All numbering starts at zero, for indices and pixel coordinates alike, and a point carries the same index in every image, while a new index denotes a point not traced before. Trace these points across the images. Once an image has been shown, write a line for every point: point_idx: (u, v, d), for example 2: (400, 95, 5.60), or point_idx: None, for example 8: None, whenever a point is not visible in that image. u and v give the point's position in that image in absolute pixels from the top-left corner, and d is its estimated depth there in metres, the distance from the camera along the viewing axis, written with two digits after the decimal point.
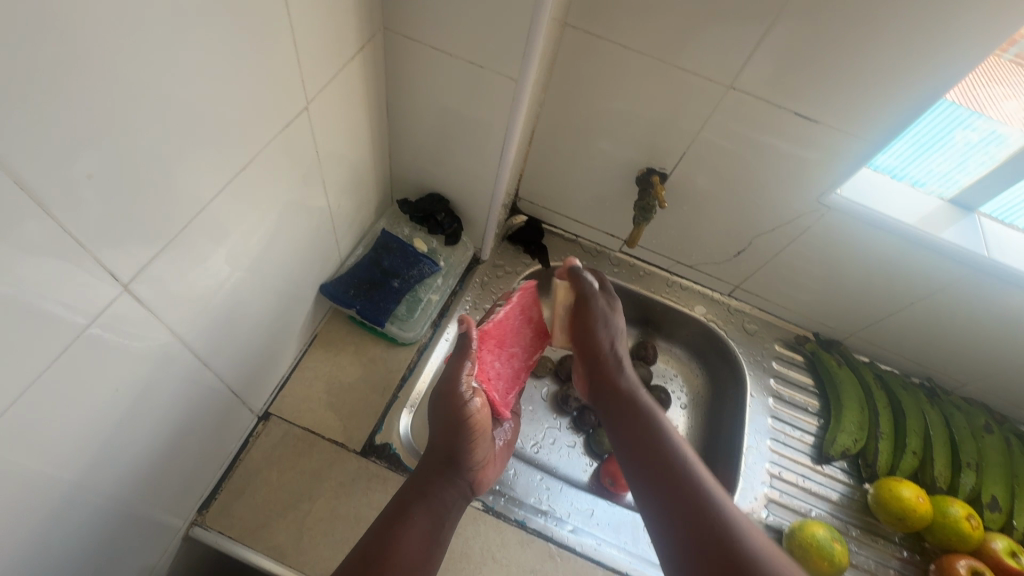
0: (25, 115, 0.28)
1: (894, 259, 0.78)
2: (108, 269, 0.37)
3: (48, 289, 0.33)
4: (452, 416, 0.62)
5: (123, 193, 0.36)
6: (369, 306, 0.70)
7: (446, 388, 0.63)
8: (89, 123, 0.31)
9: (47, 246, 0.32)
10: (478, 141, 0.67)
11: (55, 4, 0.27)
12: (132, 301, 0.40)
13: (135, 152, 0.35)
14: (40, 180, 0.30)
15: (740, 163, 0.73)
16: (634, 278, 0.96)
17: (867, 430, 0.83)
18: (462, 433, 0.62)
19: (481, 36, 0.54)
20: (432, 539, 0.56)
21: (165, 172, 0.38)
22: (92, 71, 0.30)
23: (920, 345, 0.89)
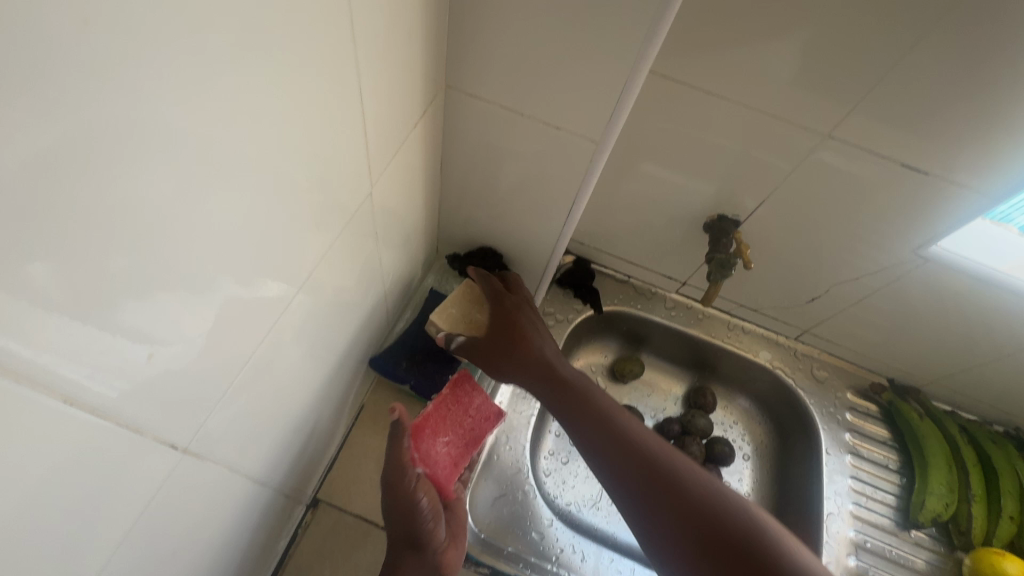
0: (76, 301, 0.22)
1: (994, 312, 0.70)
2: (168, 440, 0.32)
3: (103, 479, 0.28)
4: (401, 501, 0.55)
5: (185, 357, 0.30)
6: (423, 381, 0.63)
7: (392, 476, 0.56)
8: (150, 292, 0.26)
9: (105, 443, 0.27)
10: (543, 199, 0.60)
11: (105, 170, 0.21)
12: (190, 460, 0.35)
13: (199, 302, 0.30)
14: (88, 378, 0.24)
15: (828, 211, 0.66)
16: (693, 321, 0.90)
17: (958, 492, 0.76)
18: (416, 524, 0.54)
19: (561, 97, 0.47)
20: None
21: (229, 311, 0.33)
22: (147, 232, 0.24)
23: (1010, 395, 0.82)
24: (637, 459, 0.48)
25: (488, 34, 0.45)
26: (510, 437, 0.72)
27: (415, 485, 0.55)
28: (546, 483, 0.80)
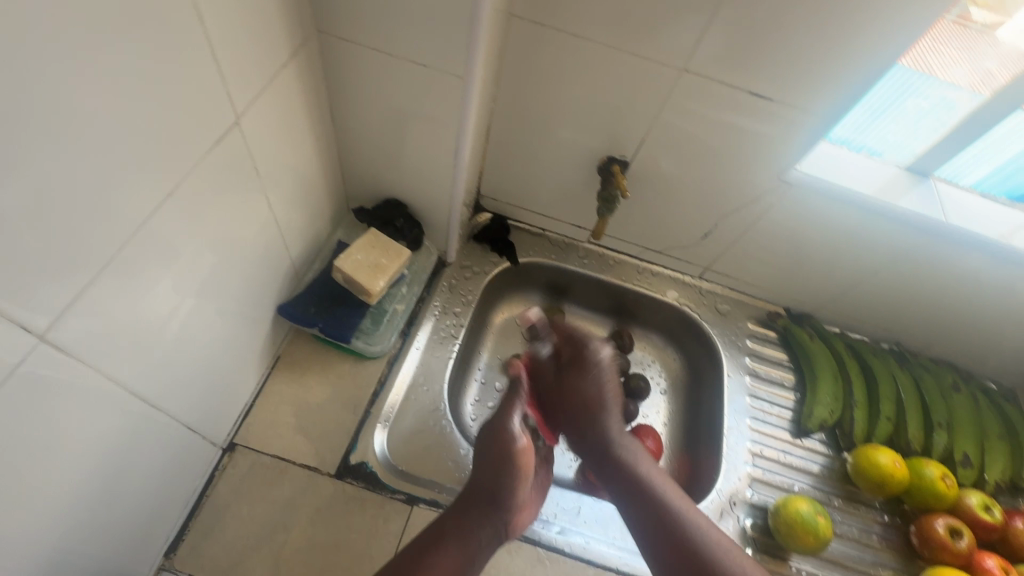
0: None
1: (858, 231, 0.78)
2: (17, 321, 0.33)
3: None
4: (500, 446, 0.63)
5: (30, 236, 0.32)
6: (332, 323, 0.66)
7: (498, 423, 0.65)
8: None
9: None
10: (432, 142, 0.64)
11: None
12: (52, 350, 0.36)
13: (39, 185, 0.31)
14: None
15: (701, 146, 0.72)
16: (605, 268, 0.95)
17: (842, 399, 0.84)
18: (508, 465, 0.61)
19: (423, 36, 0.52)
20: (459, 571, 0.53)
21: (80, 205, 0.35)
22: None
23: (888, 312, 0.91)
24: (665, 528, 0.56)
25: None
26: (426, 379, 0.76)
27: (518, 432, 0.64)
28: (472, 427, 0.84)
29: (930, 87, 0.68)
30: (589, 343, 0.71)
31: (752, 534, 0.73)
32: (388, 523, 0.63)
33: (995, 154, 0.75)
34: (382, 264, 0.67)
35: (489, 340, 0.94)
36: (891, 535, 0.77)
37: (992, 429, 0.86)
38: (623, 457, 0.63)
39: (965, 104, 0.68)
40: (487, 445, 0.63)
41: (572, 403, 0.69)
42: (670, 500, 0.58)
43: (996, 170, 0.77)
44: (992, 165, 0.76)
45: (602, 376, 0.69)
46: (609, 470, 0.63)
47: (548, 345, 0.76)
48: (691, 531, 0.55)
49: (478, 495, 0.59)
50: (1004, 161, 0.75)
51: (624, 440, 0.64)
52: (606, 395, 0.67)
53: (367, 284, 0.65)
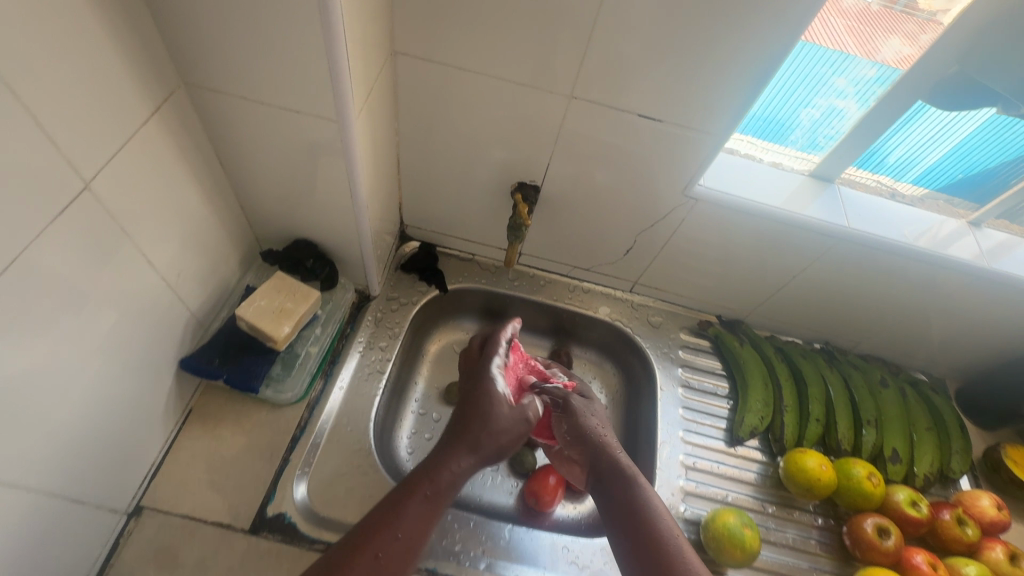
0: None
1: (771, 238, 0.79)
2: None
3: None
4: (471, 396, 0.61)
5: None
6: (237, 373, 0.64)
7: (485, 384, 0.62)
8: None
9: None
10: (328, 183, 0.63)
11: None
12: None
13: None
14: None
15: (606, 167, 0.73)
16: (536, 288, 0.95)
17: (772, 405, 0.85)
18: (486, 420, 0.58)
19: (291, 85, 0.51)
20: (428, 523, 0.51)
21: None
22: None
23: (814, 313, 0.92)
24: (645, 526, 0.58)
25: (194, 29, 0.48)
26: (350, 419, 0.74)
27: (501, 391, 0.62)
28: (408, 462, 0.83)
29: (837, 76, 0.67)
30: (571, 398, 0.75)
31: None
32: None
33: (951, 134, 0.74)
34: (287, 308, 0.66)
35: (424, 369, 0.93)
36: (827, 538, 0.78)
37: (920, 421, 0.87)
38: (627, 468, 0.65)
39: (855, 111, 0.69)
40: (462, 408, 0.60)
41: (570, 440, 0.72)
42: (653, 514, 0.59)
43: (955, 149, 0.76)
44: (949, 145, 0.76)
45: (599, 416, 0.74)
46: (610, 507, 0.62)
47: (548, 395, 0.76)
48: (664, 539, 0.56)
49: (455, 446, 0.56)
50: (961, 140, 0.75)
51: (633, 473, 0.64)
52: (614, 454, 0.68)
53: (271, 329, 0.64)
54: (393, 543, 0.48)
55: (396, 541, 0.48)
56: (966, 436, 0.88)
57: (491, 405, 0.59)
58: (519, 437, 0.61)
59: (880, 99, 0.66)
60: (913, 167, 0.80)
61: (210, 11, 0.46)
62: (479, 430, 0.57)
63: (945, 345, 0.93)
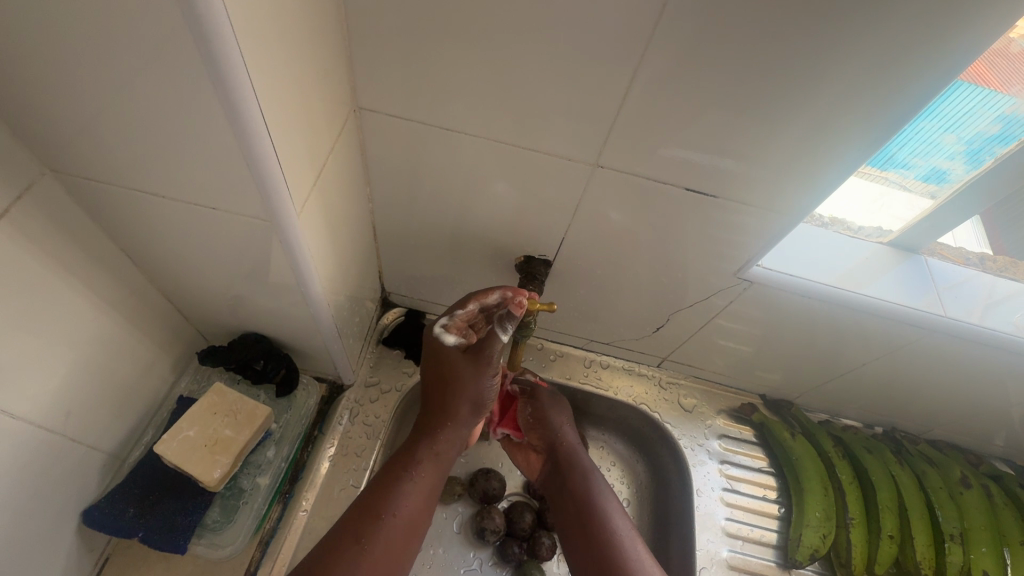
0: None
1: (841, 325, 0.63)
2: None
3: None
4: (444, 372, 0.54)
5: None
6: (157, 529, 0.49)
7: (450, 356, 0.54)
8: None
9: None
10: (273, 280, 0.48)
11: None
12: None
13: None
14: None
15: (636, 242, 0.57)
16: (545, 363, 0.80)
17: (835, 517, 0.70)
18: (453, 382, 0.54)
19: (199, 174, 0.36)
20: (430, 493, 0.53)
21: None
22: None
23: (881, 396, 0.77)
24: (593, 508, 0.61)
25: (45, 105, 0.32)
26: None
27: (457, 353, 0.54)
28: None
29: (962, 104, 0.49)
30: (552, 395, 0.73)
31: None
32: None
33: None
34: (225, 437, 0.51)
35: None
36: None
37: (1011, 532, 0.72)
38: (592, 478, 0.65)
39: (962, 174, 0.53)
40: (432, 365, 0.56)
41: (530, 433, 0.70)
42: (598, 495, 0.63)
43: None
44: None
45: (565, 410, 0.73)
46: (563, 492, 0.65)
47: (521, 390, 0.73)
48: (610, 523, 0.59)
49: (441, 421, 0.55)
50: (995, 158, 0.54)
51: (591, 468, 0.66)
52: (573, 445, 0.69)
53: (202, 473, 0.49)
54: (392, 523, 0.49)
55: (392, 523, 0.49)
56: None
57: (474, 390, 0.54)
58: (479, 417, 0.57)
59: (998, 161, 0.50)
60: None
61: (61, 83, 0.31)
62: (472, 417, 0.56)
63: None
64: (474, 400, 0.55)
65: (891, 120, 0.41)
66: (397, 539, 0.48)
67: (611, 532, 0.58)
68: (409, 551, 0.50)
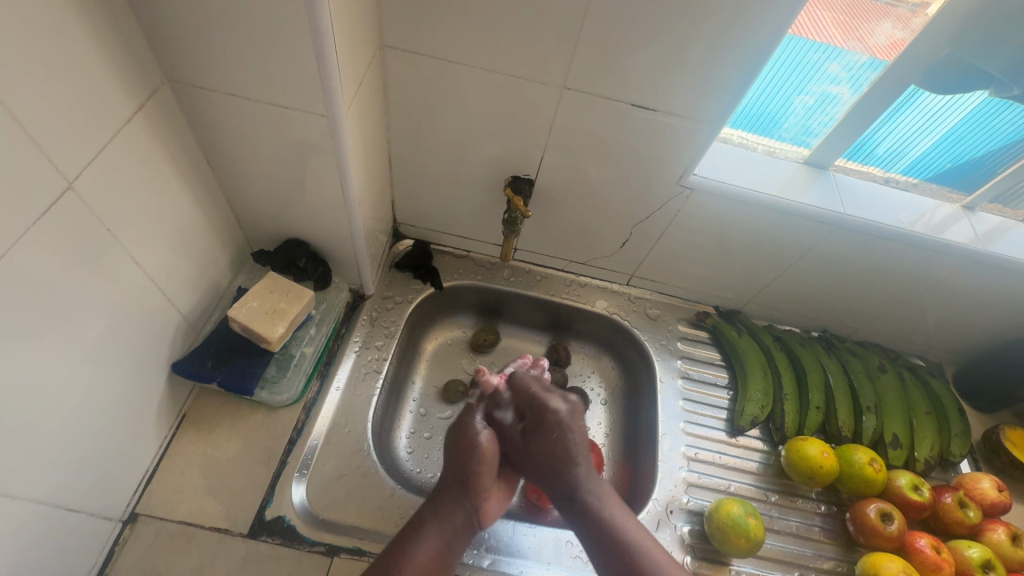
0: None
1: (769, 229, 0.79)
2: None
3: None
4: (460, 474, 0.66)
5: None
6: (231, 376, 0.63)
7: (465, 416, 0.71)
8: None
9: None
10: (319, 181, 0.63)
11: None
12: None
13: None
14: None
15: (601, 159, 0.72)
16: (532, 283, 0.94)
17: (772, 393, 0.85)
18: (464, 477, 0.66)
19: (277, 78, 0.51)
20: (439, 557, 0.59)
21: None
22: None
23: (812, 301, 0.92)
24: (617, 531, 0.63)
25: (175, 23, 0.47)
26: (348, 418, 0.74)
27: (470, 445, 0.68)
28: (407, 462, 0.83)
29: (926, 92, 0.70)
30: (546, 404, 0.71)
31: (690, 541, 0.72)
32: None
33: (936, 126, 0.74)
34: (281, 308, 0.65)
35: (423, 366, 0.93)
36: (831, 525, 0.78)
37: (919, 405, 0.88)
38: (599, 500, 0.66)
39: (849, 96, 0.69)
40: (453, 444, 0.69)
41: (542, 462, 0.69)
42: (614, 519, 0.64)
43: (940, 141, 0.76)
44: (935, 136, 0.76)
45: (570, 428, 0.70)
46: (583, 518, 0.65)
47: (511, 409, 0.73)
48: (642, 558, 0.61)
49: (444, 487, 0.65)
50: (946, 131, 0.74)
51: (591, 486, 0.67)
52: (572, 449, 0.69)
53: (264, 330, 0.63)
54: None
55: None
56: (965, 418, 0.88)
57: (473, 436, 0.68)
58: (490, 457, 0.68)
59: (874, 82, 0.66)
60: (899, 159, 0.79)
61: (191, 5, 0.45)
62: (475, 490, 0.66)
63: (943, 328, 0.93)
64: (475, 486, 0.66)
65: (776, 40, 0.56)
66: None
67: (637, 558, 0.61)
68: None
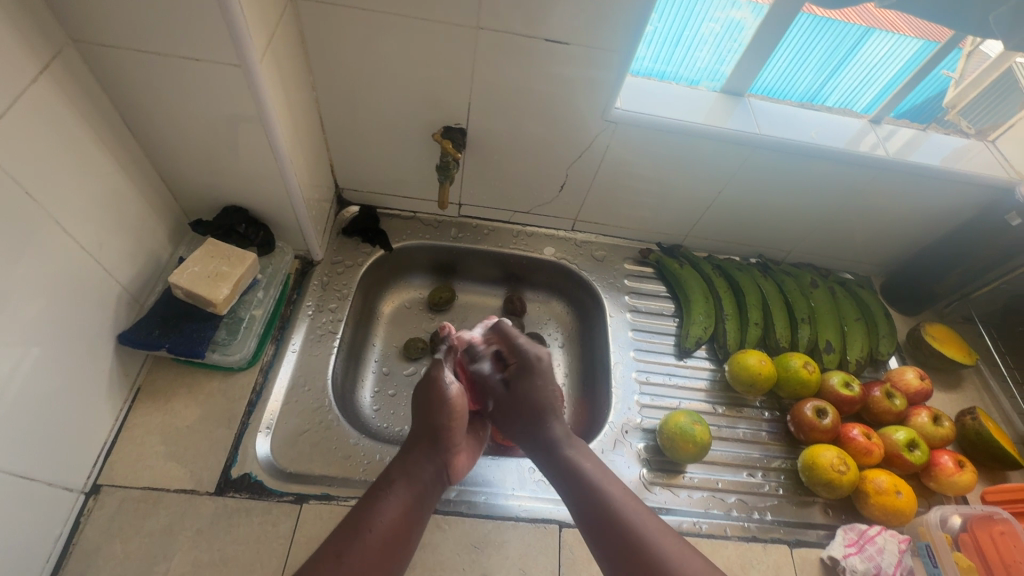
0: None
1: (694, 157, 0.83)
2: None
3: None
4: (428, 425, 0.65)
5: None
6: (180, 341, 0.64)
7: (432, 371, 0.69)
8: None
9: None
10: (246, 141, 0.63)
11: None
12: None
13: None
14: None
15: (527, 100, 0.74)
16: (481, 237, 0.97)
17: (714, 316, 0.90)
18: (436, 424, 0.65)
19: (184, 30, 0.51)
20: (408, 514, 0.57)
21: None
22: None
23: (746, 228, 0.97)
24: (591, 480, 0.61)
25: None
26: (308, 378, 0.75)
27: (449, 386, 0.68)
28: (373, 418, 0.85)
29: (868, 43, 0.80)
30: (529, 353, 0.70)
31: (646, 456, 0.77)
32: (278, 526, 0.62)
33: (876, 78, 0.85)
34: (223, 271, 0.66)
35: (381, 329, 0.95)
36: (775, 428, 0.84)
37: (849, 314, 0.94)
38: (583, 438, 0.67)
39: (752, 21, 0.75)
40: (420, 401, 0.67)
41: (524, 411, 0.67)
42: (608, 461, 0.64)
43: (881, 93, 0.87)
44: (876, 89, 0.87)
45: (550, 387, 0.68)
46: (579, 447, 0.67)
47: (488, 359, 0.73)
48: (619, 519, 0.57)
49: (420, 442, 0.64)
50: (886, 83, 0.85)
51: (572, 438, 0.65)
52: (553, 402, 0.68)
53: (209, 293, 0.64)
54: (369, 537, 0.54)
55: (370, 535, 0.53)
56: (891, 321, 0.95)
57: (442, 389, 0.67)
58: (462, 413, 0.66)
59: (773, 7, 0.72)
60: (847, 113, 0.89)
61: None
62: (446, 445, 0.65)
63: (870, 242, 0.99)
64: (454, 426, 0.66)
65: None
66: (378, 547, 0.53)
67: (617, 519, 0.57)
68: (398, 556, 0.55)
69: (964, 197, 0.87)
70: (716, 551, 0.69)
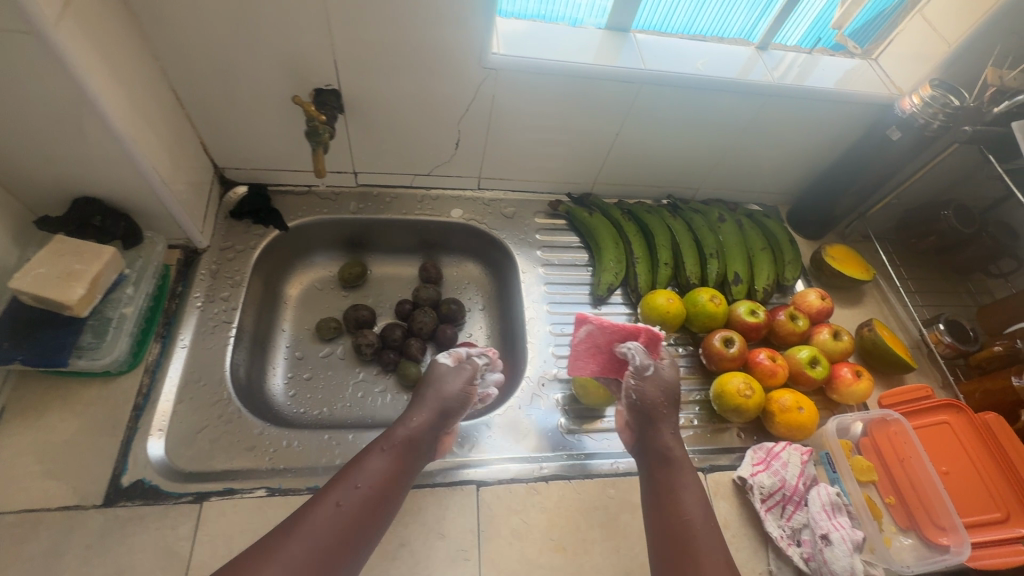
0: None
1: (581, 100, 0.80)
2: None
3: None
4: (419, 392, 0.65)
5: None
6: (36, 351, 0.60)
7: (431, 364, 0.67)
8: None
9: None
10: (72, 122, 0.57)
11: None
12: None
13: None
14: None
15: (397, 52, 0.70)
16: (383, 206, 0.92)
17: (625, 261, 0.90)
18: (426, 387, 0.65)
19: None
20: (392, 475, 0.57)
21: None
22: None
23: (651, 170, 0.97)
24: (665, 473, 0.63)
25: None
26: (202, 372, 0.71)
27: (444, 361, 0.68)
28: (288, 405, 0.82)
29: None
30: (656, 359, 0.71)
31: (565, 406, 0.78)
32: (176, 528, 0.59)
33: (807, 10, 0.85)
34: (76, 270, 0.61)
35: (290, 312, 0.91)
36: (691, 363, 0.86)
37: (756, 244, 0.96)
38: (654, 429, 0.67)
39: None
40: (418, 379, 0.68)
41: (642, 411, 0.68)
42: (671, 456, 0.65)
43: (811, 27, 0.87)
44: (808, 22, 0.87)
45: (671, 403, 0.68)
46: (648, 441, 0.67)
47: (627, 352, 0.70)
48: (681, 512, 0.59)
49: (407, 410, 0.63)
50: (816, 16, 0.86)
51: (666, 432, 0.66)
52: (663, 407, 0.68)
53: (60, 295, 0.59)
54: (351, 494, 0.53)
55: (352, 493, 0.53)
56: (796, 247, 0.98)
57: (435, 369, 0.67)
58: (471, 394, 0.66)
59: None
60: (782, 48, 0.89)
61: None
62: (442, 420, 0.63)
63: (774, 172, 1.00)
64: (443, 401, 0.64)
65: None
66: (353, 508, 0.52)
67: (688, 535, 0.57)
68: (377, 519, 0.54)
69: (852, 117, 0.88)
70: (633, 487, 0.71)
